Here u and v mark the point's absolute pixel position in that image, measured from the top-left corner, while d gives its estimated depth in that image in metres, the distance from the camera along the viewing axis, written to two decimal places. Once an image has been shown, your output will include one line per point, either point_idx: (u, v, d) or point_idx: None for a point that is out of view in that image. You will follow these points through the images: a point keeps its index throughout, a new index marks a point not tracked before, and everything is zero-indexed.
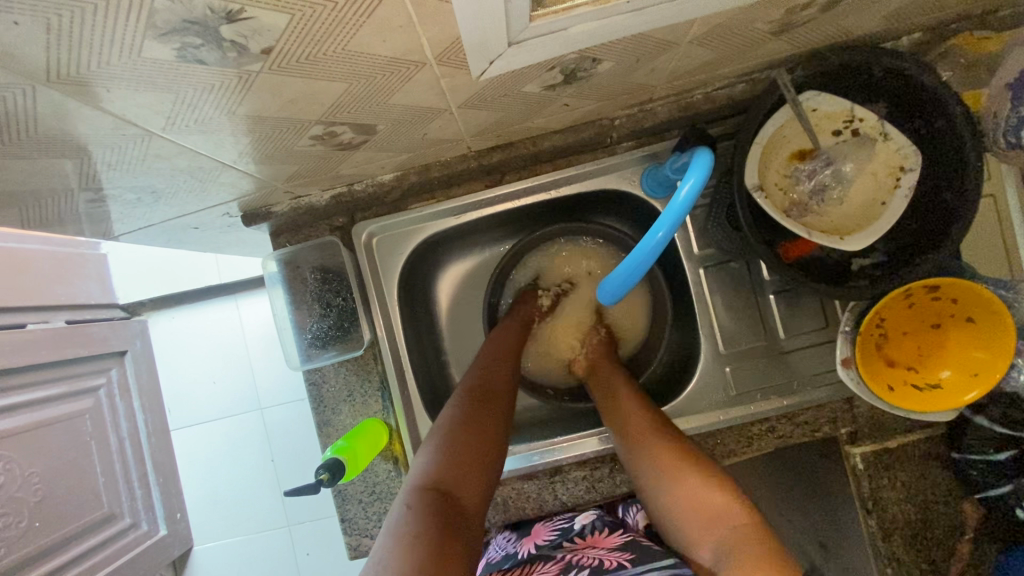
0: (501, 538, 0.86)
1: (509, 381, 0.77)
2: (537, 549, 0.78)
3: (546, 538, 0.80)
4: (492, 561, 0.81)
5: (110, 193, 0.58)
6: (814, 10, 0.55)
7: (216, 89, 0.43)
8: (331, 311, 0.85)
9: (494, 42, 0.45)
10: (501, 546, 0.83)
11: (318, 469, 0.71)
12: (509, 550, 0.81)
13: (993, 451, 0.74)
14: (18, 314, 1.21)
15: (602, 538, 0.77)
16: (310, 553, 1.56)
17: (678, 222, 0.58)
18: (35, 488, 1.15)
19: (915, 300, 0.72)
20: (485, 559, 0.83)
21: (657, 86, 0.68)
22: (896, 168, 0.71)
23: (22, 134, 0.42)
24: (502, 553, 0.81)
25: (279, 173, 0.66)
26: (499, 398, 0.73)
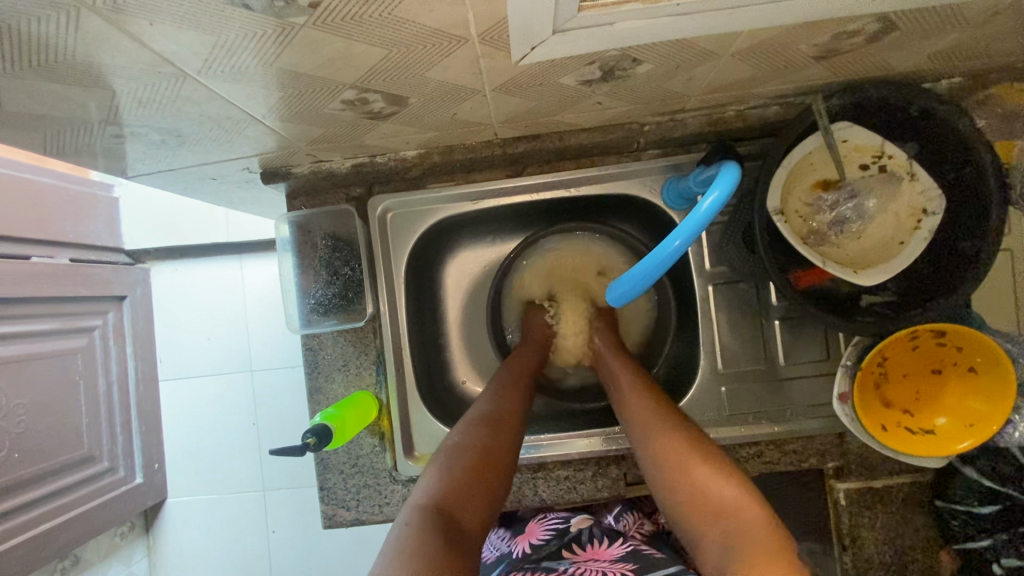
0: (495, 537, 0.89)
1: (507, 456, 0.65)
2: (533, 552, 0.79)
3: (541, 537, 0.83)
4: (487, 560, 0.85)
5: (135, 131, 0.58)
6: (860, 38, 0.55)
7: (256, 39, 0.43)
8: (337, 279, 0.84)
9: (538, 28, 0.45)
10: (496, 544, 0.87)
11: (305, 432, 0.71)
12: (503, 550, 0.84)
13: (978, 504, 0.73)
14: (23, 246, 1.26)
15: (601, 550, 0.77)
16: (275, 531, 1.55)
17: (697, 233, 0.58)
18: (19, 420, 1.19)
19: (920, 343, 0.72)
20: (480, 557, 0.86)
21: (691, 96, 0.67)
22: (918, 211, 0.71)
23: (58, 60, 0.43)
24: (497, 553, 0.85)
25: (304, 134, 0.65)
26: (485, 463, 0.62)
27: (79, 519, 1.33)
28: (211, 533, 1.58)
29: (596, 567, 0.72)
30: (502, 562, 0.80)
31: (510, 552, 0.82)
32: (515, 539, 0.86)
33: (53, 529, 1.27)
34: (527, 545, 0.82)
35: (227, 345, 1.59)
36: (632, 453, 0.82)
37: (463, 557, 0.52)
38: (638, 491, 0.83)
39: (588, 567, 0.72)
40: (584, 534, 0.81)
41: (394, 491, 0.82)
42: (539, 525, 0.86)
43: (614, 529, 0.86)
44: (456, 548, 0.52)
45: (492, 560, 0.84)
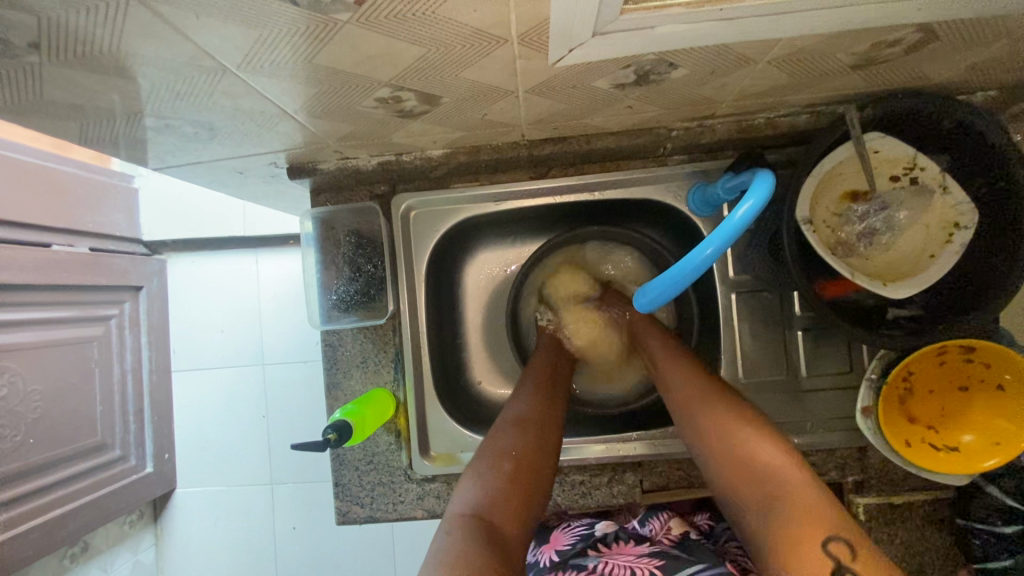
0: None
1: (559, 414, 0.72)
2: (561, 557, 0.79)
3: (567, 543, 0.83)
4: None
5: (168, 123, 0.58)
6: (899, 48, 0.54)
7: (297, 35, 0.43)
8: (358, 276, 0.85)
9: (579, 30, 0.45)
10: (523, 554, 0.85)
11: (325, 429, 0.71)
12: (530, 562, 0.83)
13: (1000, 523, 0.72)
14: (45, 234, 1.28)
15: (626, 547, 0.79)
16: (295, 528, 1.55)
17: (728, 243, 0.58)
18: (35, 406, 1.20)
19: (947, 358, 0.71)
20: None
21: (723, 102, 0.67)
22: (950, 224, 0.70)
23: (101, 50, 0.43)
24: (524, 564, 0.84)
25: (333, 130, 0.66)
26: (545, 422, 0.68)
27: (90, 506, 1.35)
28: (219, 525, 1.59)
29: (623, 563, 0.73)
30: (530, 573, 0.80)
31: (538, 561, 0.82)
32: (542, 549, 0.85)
33: (65, 515, 1.28)
34: (554, 553, 0.82)
35: (241, 338, 1.60)
36: (649, 459, 0.81)
37: (519, 509, 0.59)
38: (654, 498, 0.82)
39: (614, 564, 0.73)
40: (610, 536, 0.83)
41: (409, 489, 0.82)
42: (563, 534, 0.86)
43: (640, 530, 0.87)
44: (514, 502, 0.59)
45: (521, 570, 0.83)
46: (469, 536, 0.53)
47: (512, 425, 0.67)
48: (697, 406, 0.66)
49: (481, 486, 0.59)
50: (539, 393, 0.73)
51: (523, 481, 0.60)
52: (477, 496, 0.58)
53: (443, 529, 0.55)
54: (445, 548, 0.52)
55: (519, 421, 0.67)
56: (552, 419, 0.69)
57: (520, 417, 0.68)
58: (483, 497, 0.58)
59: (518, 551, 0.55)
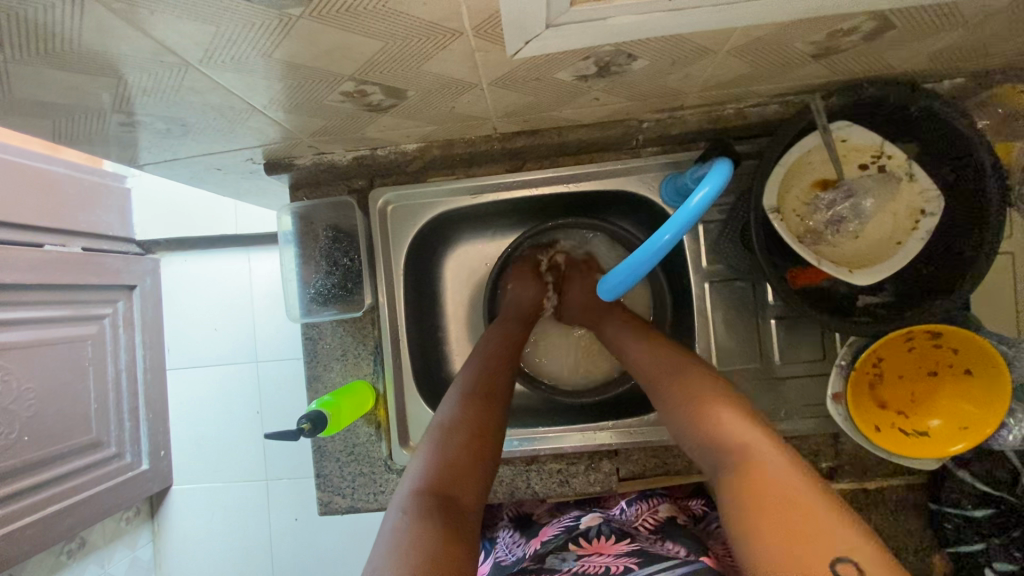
0: (509, 539, 0.91)
1: (509, 386, 0.73)
2: (543, 548, 0.81)
3: (553, 534, 0.85)
4: (502, 561, 0.86)
5: (141, 119, 0.59)
6: (856, 36, 0.55)
7: (256, 29, 0.44)
8: (337, 270, 0.86)
9: (531, 22, 0.46)
10: (512, 548, 0.87)
11: (301, 418, 0.72)
12: (517, 553, 0.85)
13: (970, 507, 0.73)
14: (36, 235, 1.29)
15: (607, 545, 0.76)
16: (298, 518, 1.56)
17: (688, 225, 0.58)
18: (29, 404, 1.22)
19: (915, 344, 0.71)
20: (494, 559, 0.88)
21: (689, 93, 0.68)
22: (917, 211, 0.71)
23: (65, 47, 0.44)
24: (512, 555, 0.86)
25: (305, 125, 0.67)
26: (497, 396, 0.69)
27: (86, 502, 1.36)
28: (214, 520, 1.60)
29: (598, 562, 0.70)
30: (516, 562, 0.82)
31: (524, 553, 0.84)
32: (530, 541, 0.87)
33: (60, 511, 1.30)
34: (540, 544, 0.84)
35: (233, 335, 1.61)
36: (625, 448, 0.83)
37: (473, 476, 0.60)
38: (631, 487, 0.83)
39: (590, 562, 0.70)
40: (592, 530, 0.81)
41: (389, 479, 0.83)
42: (552, 526, 0.88)
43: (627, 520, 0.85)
44: (467, 468, 0.60)
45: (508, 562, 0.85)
46: (423, 513, 0.54)
47: (465, 399, 0.67)
48: (692, 396, 0.62)
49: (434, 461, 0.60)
50: (492, 366, 0.74)
51: (476, 454, 0.61)
52: (429, 470, 0.59)
53: (398, 507, 0.55)
54: (400, 526, 0.53)
55: (472, 395, 0.68)
56: (501, 391, 0.71)
57: (472, 391, 0.69)
58: (436, 470, 0.59)
59: (473, 520, 0.57)
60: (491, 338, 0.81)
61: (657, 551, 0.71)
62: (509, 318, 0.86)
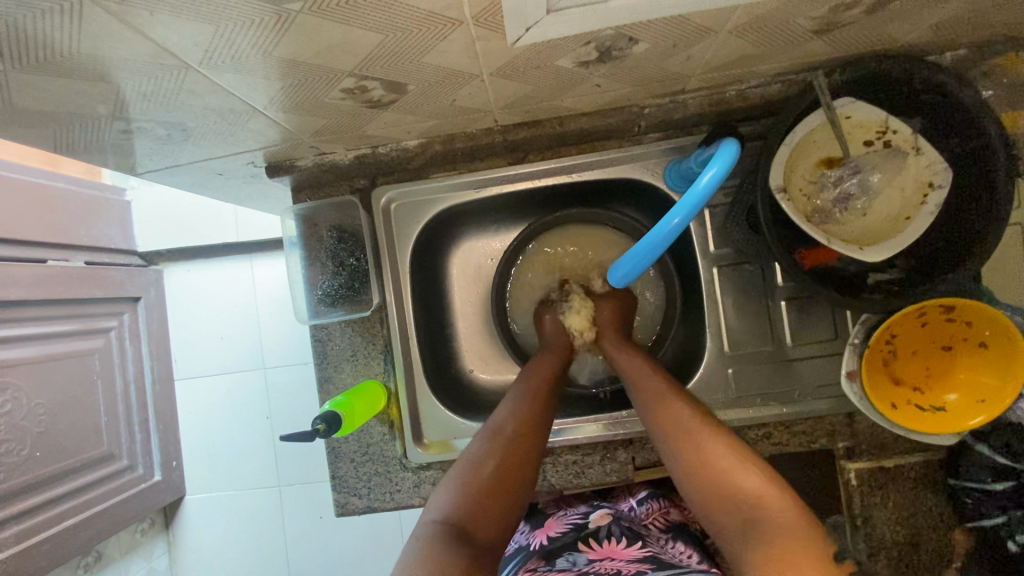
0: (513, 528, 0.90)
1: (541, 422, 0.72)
2: (549, 543, 0.80)
3: (559, 530, 0.85)
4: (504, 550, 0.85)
5: (141, 126, 0.59)
6: (859, 10, 0.55)
7: (254, 27, 0.44)
8: (343, 271, 0.85)
9: (531, 8, 0.45)
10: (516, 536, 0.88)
11: (315, 420, 0.72)
12: (522, 542, 0.85)
13: (990, 481, 0.72)
14: (38, 250, 1.29)
15: (620, 549, 0.75)
16: (324, 516, 1.56)
17: (695, 210, 0.58)
18: (40, 419, 1.22)
19: (929, 319, 0.71)
20: None
21: (690, 76, 0.67)
22: (924, 185, 0.71)
23: (63, 53, 0.44)
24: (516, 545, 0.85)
25: (306, 126, 0.66)
26: (524, 429, 0.69)
27: (101, 516, 1.36)
28: (229, 528, 1.60)
29: (610, 566, 0.69)
30: (520, 554, 0.81)
31: (529, 543, 0.83)
32: (534, 532, 0.87)
33: (75, 525, 1.30)
34: (545, 537, 0.83)
35: (239, 343, 1.61)
36: (639, 437, 0.82)
37: (494, 511, 0.60)
38: (646, 475, 0.83)
39: (602, 565, 0.70)
40: (602, 531, 0.80)
41: (405, 478, 0.83)
42: (557, 522, 0.88)
43: (636, 517, 0.86)
44: (489, 503, 0.60)
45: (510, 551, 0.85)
46: (441, 544, 0.54)
47: (491, 435, 0.68)
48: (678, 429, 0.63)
49: (455, 494, 0.60)
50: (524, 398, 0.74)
51: (499, 492, 0.62)
52: (450, 504, 0.59)
53: (417, 535, 0.56)
54: (414, 554, 0.53)
55: (497, 430, 0.68)
56: (534, 423, 0.70)
57: (500, 425, 0.69)
58: (457, 504, 0.59)
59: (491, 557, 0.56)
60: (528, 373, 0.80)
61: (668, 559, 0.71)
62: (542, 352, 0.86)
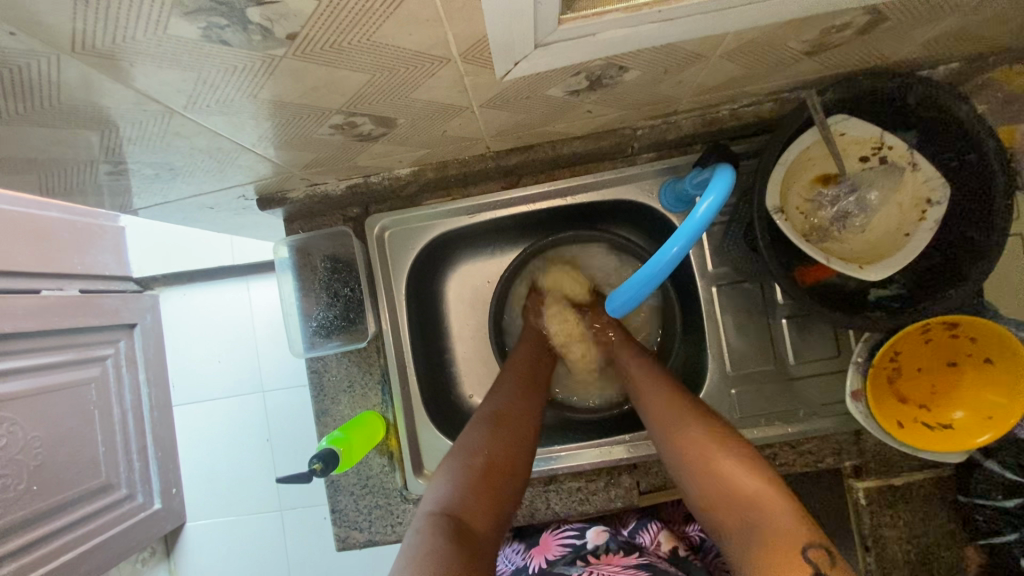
0: (511, 552, 0.89)
1: (535, 411, 0.72)
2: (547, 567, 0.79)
3: (556, 552, 0.83)
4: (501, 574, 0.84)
5: (129, 167, 0.58)
6: (850, 31, 0.54)
7: (239, 72, 0.43)
8: (338, 301, 0.84)
9: (519, 43, 0.45)
10: (512, 558, 0.86)
11: (312, 457, 0.71)
12: (519, 564, 0.84)
13: (1001, 498, 0.71)
14: (32, 281, 1.27)
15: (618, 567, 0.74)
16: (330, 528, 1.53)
17: (694, 239, 0.58)
18: (36, 453, 1.20)
19: (933, 336, 0.70)
20: (495, 573, 0.86)
21: (682, 98, 0.66)
22: (923, 200, 0.70)
23: (45, 103, 0.43)
24: (512, 567, 0.84)
25: (297, 159, 0.66)
26: (522, 419, 0.69)
27: (100, 548, 1.34)
28: (230, 555, 1.58)
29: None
30: None
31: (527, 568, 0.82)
32: (530, 553, 0.85)
33: (73, 560, 1.28)
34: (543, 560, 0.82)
35: (237, 366, 1.60)
36: (643, 461, 0.81)
37: (490, 493, 0.60)
38: (652, 499, 0.82)
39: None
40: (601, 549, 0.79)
41: (405, 510, 0.81)
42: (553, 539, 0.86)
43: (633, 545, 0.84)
44: (484, 485, 0.60)
45: (508, 575, 0.83)
46: (440, 534, 0.54)
47: (491, 424, 0.66)
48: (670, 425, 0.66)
49: (452, 486, 0.60)
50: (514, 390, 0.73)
51: (495, 478, 0.61)
52: (448, 498, 0.58)
53: (416, 527, 0.56)
54: (419, 547, 0.52)
55: (497, 419, 0.67)
56: (524, 414, 0.70)
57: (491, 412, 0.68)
58: (455, 497, 0.58)
59: (487, 548, 0.56)
60: (516, 363, 0.79)
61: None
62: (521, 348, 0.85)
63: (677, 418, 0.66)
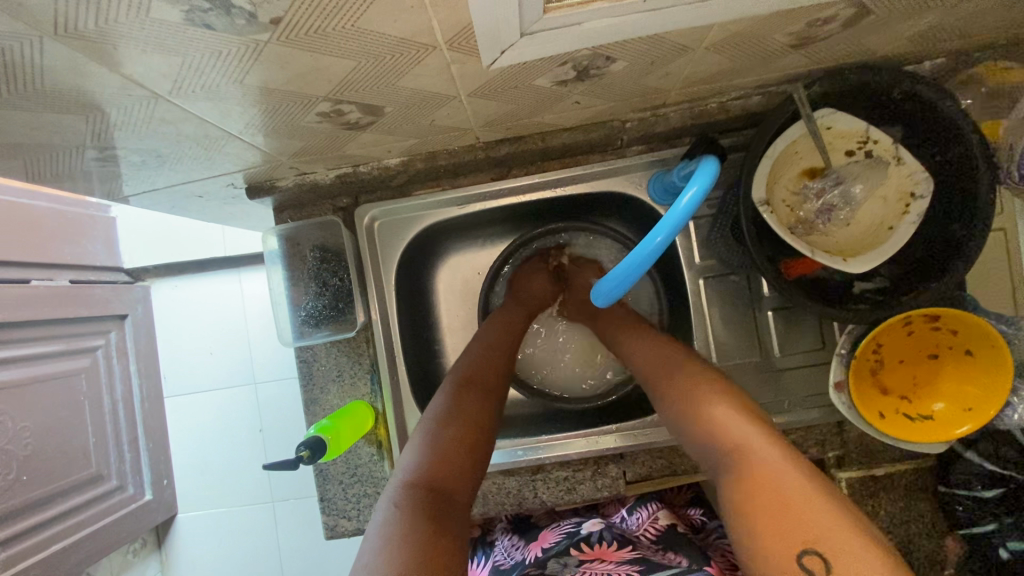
0: (508, 543, 0.90)
1: (500, 375, 0.73)
2: (543, 553, 0.80)
3: (553, 539, 0.84)
4: (500, 565, 0.85)
5: (115, 153, 0.58)
6: (835, 24, 0.55)
7: (223, 57, 0.43)
8: (327, 291, 0.84)
9: (505, 32, 0.45)
10: (510, 551, 0.87)
11: (300, 445, 0.71)
12: (516, 557, 0.84)
13: (980, 488, 0.73)
14: (22, 271, 1.27)
15: (610, 551, 0.76)
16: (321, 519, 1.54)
17: (677, 228, 0.58)
18: (25, 443, 1.19)
19: (914, 328, 0.71)
20: (493, 562, 0.87)
21: (670, 90, 0.67)
22: (907, 194, 0.70)
23: (27, 86, 0.43)
24: (510, 559, 0.85)
25: (285, 147, 0.66)
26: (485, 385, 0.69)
27: (90, 539, 1.34)
28: (222, 546, 1.58)
29: (601, 570, 0.70)
30: (516, 566, 0.81)
31: (524, 558, 0.82)
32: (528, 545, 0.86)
33: (63, 550, 1.28)
34: (540, 550, 0.83)
35: (229, 358, 1.59)
36: (630, 451, 0.82)
37: (461, 459, 0.59)
38: (638, 489, 0.83)
39: (592, 569, 0.70)
40: (595, 536, 0.81)
41: None
42: (552, 530, 0.87)
43: (627, 529, 0.85)
44: (454, 453, 0.60)
45: (506, 566, 0.84)
46: (412, 507, 0.53)
47: (457, 391, 0.66)
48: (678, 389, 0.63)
49: (423, 456, 0.58)
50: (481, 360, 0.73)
51: (466, 446, 0.61)
52: (417, 467, 0.57)
53: (388, 500, 0.54)
54: (390, 521, 0.51)
55: (463, 385, 0.68)
56: (491, 385, 0.70)
57: (459, 383, 0.68)
58: (425, 466, 0.57)
59: (462, 515, 0.56)
60: (485, 333, 0.79)
61: (658, 561, 0.71)
62: (509, 305, 0.87)
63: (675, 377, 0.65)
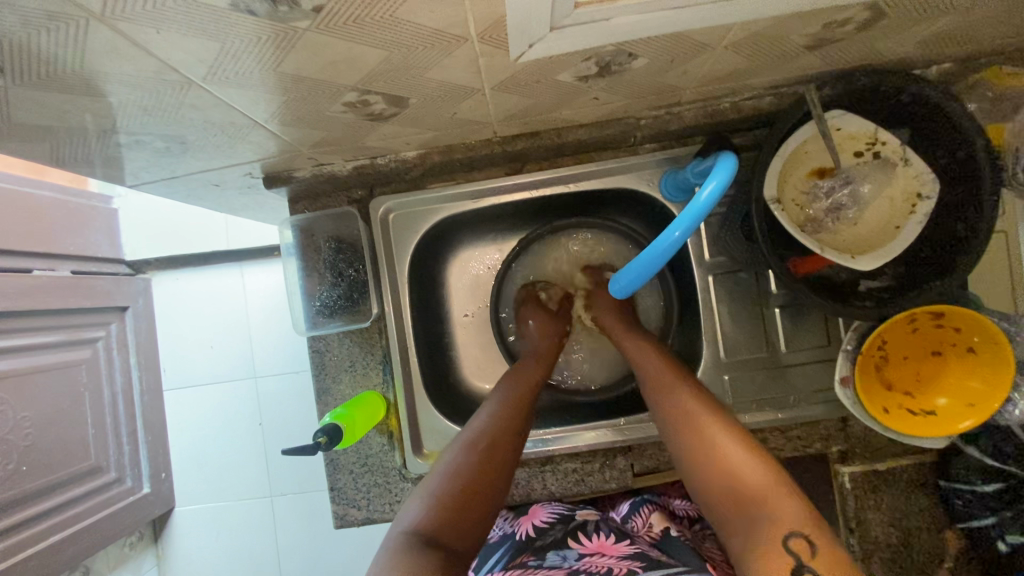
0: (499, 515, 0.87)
1: (523, 428, 0.71)
2: (538, 538, 0.78)
3: (546, 521, 0.82)
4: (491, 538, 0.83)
5: (139, 139, 0.58)
6: (850, 27, 0.56)
7: (259, 44, 0.44)
8: (341, 281, 0.85)
9: (535, 26, 0.46)
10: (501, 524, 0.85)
11: (316, 432, 0.72)
12: (508, 530, 0.82)
13: (980, 482, 0.75)
14: (25, 259, 1.26)
15: (609, 545, 0.75)
16: (320, 513, 1.54)
17: (694, 226, 0.60)
18: (25, 433, 1.19)
19: (918, 325, 0.73)
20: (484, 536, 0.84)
21: (685, 89, 0.68)
22: (913, 195, 0.72)
23: (62, 69, 0.43)
24: (501, 532, 0.83)
25: (305, 137, 0.66)
26: (502, 437, 0.67)
27: (88, 530, 1.34)
28: (220, 540, 1.58)
29: (602, 563, 0.70)
30: (508, 545, 0.79)
31: (516, 534, 0.81)
32: (520, 520, 0.84)
33: (61, 541, 1.28)
34: (531, 527, 0.81)
35: (230, 351, 1.59)
36: (638, 444, 0.83)
37: (467, 511, 0.59)
38: (646, 481, 0.85)
39: (593, 562, 0.70)
40: (590, 525, 0.81)
41: (404, 488, 0.83)
42: (543, 508, 0.85)
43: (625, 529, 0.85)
44: (461, 504, 0.59)
45: (497, 541, 0.83)
46: (410, 552, 0.53)
47: (472, 443, 0.66)
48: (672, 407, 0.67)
49: (429, 502, 0.59)
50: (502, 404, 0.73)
51: (473, 496, 0.60)
52: (425, 514, 0.58)
53: (386, 545, 0.55)
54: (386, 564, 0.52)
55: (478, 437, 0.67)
56: (511, 426, 0.70)
57: (476, 433, 0.67)
58: (431, 515, 0.57)
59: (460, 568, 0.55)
60: (511, 381, 0.78)
61: (656, 557, 0.72)
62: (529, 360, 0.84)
63: (676, 396, 0.68)
